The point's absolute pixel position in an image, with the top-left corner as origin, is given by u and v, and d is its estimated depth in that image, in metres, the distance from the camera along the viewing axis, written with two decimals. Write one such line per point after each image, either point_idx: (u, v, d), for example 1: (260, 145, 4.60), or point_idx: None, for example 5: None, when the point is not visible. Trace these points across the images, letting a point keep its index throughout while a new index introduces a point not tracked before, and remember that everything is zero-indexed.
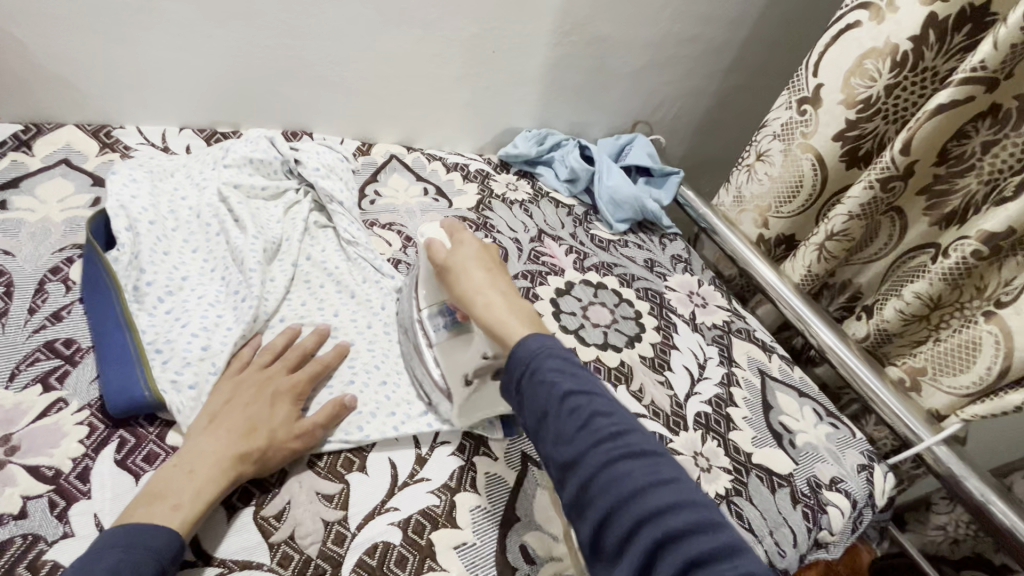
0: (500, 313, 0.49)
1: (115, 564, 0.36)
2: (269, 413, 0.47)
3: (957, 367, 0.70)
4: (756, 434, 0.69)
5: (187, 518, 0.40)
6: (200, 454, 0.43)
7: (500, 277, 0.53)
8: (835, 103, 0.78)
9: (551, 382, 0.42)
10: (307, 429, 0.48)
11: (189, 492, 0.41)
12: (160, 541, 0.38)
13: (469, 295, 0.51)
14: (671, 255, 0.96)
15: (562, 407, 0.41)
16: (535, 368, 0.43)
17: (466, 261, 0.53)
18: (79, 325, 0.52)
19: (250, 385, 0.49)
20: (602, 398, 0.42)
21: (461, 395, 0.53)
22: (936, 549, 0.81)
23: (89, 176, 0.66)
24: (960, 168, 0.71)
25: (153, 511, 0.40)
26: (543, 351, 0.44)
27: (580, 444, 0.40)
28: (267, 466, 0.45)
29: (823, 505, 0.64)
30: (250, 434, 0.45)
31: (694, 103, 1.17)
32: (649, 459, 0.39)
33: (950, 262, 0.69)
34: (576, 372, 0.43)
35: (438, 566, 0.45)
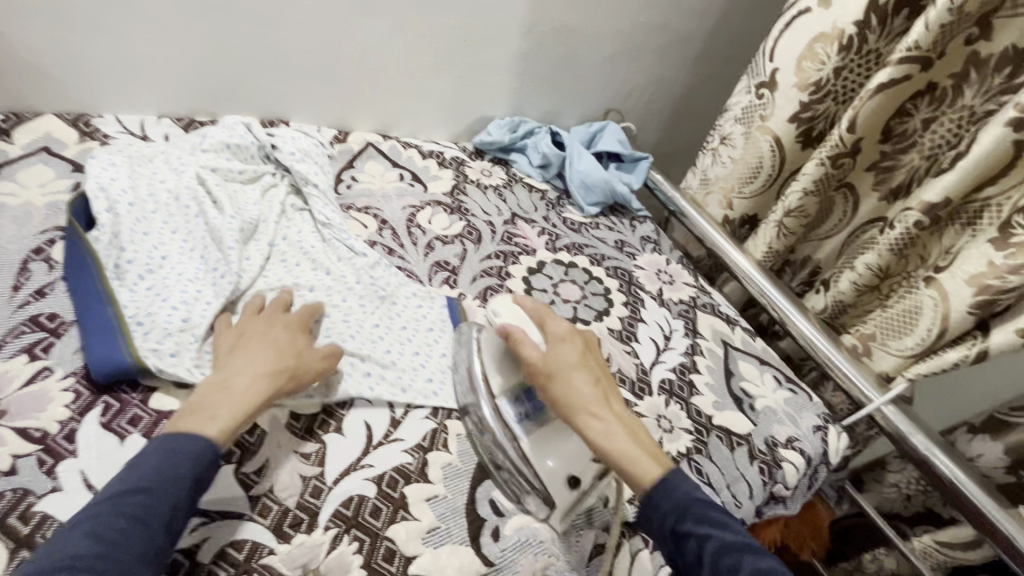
0: (623, 445, 0.50)
1: (157, 464, 0.40)
2: (284, 341, 0.52)
3: (901, 331, 0.75)
4: (717, 398, 0.73)
5: (226, 425, 0.44)
6: (230, 376, 0.47)
7: (609, 393, 0.54)
8: (789, 86, 0.82)
9: (704, 534, 0.43)
10: (328, 355, 0.53)
11: (224, 404, 0.45)
12: (199, 445, 0.42)
13: (584, 414, 0.51)
14: (641, 236, 1.00)
15: (718, 565, 0.42)
16: (682, 520, 0.45)
17: (574, 373, 0.53)
18: (62, 300, 0.54)
19: (260, 322, 0.53)
20: (765, 559, 0.42)
21: (568, 498, 0.52)
22: (891, 507, 0.86)
23: (69, 162, 0.68)
24: (903, 144, 0.76)
25: (194, 422, 0.43)
26: (687, 502, 0.46)
27: None
28: (293, 386, 0.50)
29: (778, 461, 0.69)
30: (276, 357, 0.50)
31: (664, 92, 1.21)
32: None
33: (894, 233, 0.74)
34: (728, 528, 0.44)
35: (410, 515, 0.48)
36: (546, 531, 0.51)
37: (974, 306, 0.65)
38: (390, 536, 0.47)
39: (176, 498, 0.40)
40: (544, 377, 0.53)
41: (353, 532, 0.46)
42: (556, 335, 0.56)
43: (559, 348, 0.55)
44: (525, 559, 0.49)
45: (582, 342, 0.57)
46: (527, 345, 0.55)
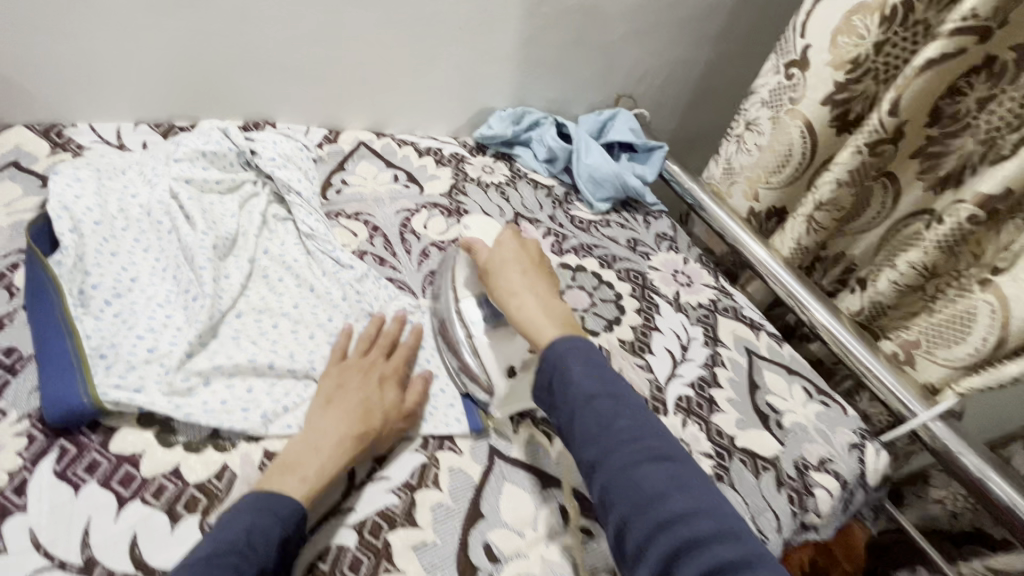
0: (532, 318, 0.51)
1: (248, 526, 0.40)
2: (380, 396, 0.50)
3: (950, 340, 0.67)
4: (740, 415, 0.67)
5: (312, 490, 0.44)
6: (322, 433, 0.47)
7: (538, 280, 0.55)
8: (823, 64, 0.73)
9: (579, 383, 0.46)
10: (411, 410, 0.52)
11: (315, 466, 0.45)
12: (289, 509, 0.42)
13: (505, 294, 0.54)
14: (656, 233, 0.92)
15: (585, 410, 0.45)
16: (564, 373, 0.47)
17: (506, 262, 0.56)
18: (21, 333, 0.50)
19: (355, 370, 0.52)
20: (624, 401, 0.46)
21: (502, 386, 0.54)
22: (934, 523, 0.79)
23: (38, 177, 0.64)
24: (955, 127, 0.66)
25: (287, 482, 0.43)
26: (574, 359, 0.48)
27: (602, 443, 0.44)
28: (379, 445, 0.49)
29: (809, 488, 0.62)
30: (366, 415, 0.48)
31: (680, 73, 1.12)
32: (669, 462, 0.43)
33: (944, 229, 0.65)
34: (600, 376, 0.47)
35: (394, 566, 0.44)
36: None
37: None
38: None
39: (265, 559, 0.39)
40: (483, 268, 0.57)
41: None
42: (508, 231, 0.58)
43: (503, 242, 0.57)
44: None
45: (525, 242, 0.58)
46: (475, 245, 0.58)
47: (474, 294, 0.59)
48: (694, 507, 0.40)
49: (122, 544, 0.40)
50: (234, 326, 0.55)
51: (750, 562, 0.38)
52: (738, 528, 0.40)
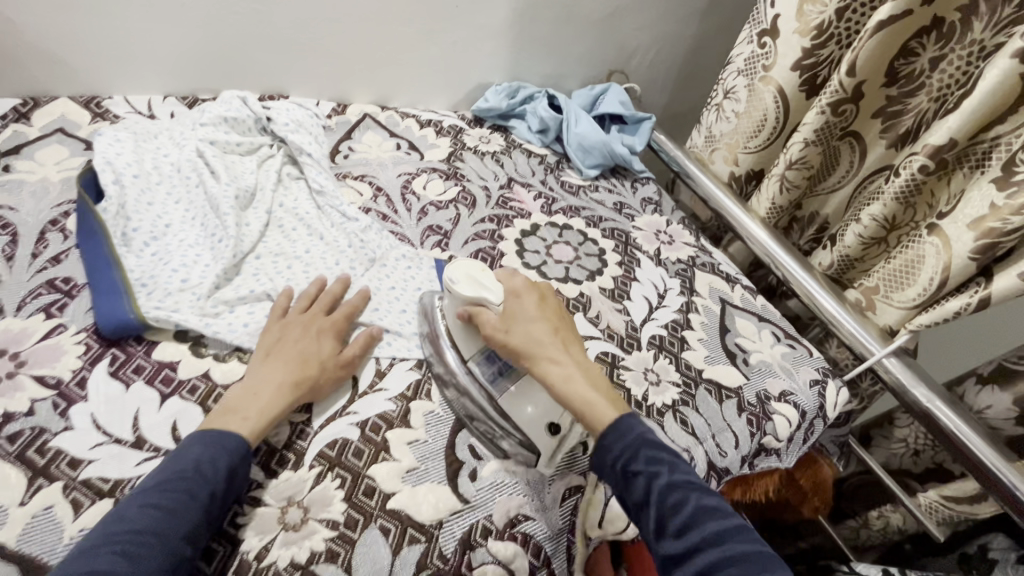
0: (583, 388, 0.51)
1: (197, 458, 0.43)
2: (317, 346, 0.54)
3: (903, 284, 0.72)
4: (709, 353, 0.73)
5: (255, 428, 0.47)
6: (261, 381, 0.50)
7: (568, 341, 0.54)
8: (791, 32, 0.78)
9: (650, 474, 0.45)
10: (349, 358, 0.55)
11: (256, 407, 0.48)
12: (232, 441, 0.45)
13: (544, 362, 0.52)
14: (641, 198, 0.98)
15: (665, 503, 0.44)
16: (632, 459, 0.46)
17: (533, 323, 0.54)
18: (75, 266, 0.58)
19: (296, 325, 0.56)
20: (705, 495, 0.45)
21: (548, 444, 0.53)
22: (900, 463, 0.83)
23: (82, 142, 0.72)
24: (911, 87, 0.72)
25: (229, 421, 0.47)
26: (636, 440, 0.47)
27: (686, 540, 0.42)
28: (318, 391, 0.53)
29: (769, 413, 0.68)
30: (304, 363, 0.52)
31: (668, 50, 1.17)
32: (762, 564, 0.41)
33: (899, 181, 0.70)
34: (675, 467, 0.46)
35: (391, 456, 0.51)
36: (523, 473, 0.54)
37: (975, 252, 0.62)
38: (372, 473, 0.50)
39: (214, 485, 0.42)
40: (499, 328, 0.54)
41: (336, 470, 0.49)
42: (516, 288, 0.56)
43: (517, 296, 0.55)
44: (501, 498, 0.52)
45: (539, 296, 0.57)
46: (482, 303, 0.55)
47: (479, 352, 0.56)
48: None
49: (165, 428, 0.48)
50: (254, 265, 0.63)
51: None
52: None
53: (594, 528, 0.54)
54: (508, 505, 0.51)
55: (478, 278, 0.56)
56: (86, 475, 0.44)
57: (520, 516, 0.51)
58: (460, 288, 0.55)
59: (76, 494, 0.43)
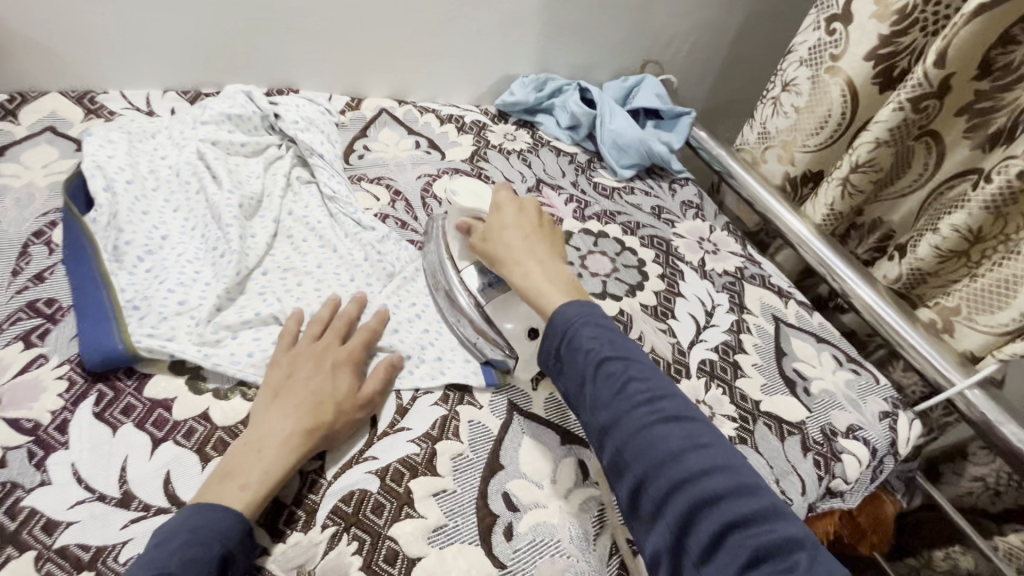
0: (538, 280, 0.51)
1: (180, 547, 0.36)
2: (332, 385, 0.47)
3: (994, 305, 0.64)
4: (766, 380, 0.65)
5: (255, 497, 0.40)
6: (266, 433, 0.43)
7: (539, 244, 0.55)
8: (868, 17, 0.70)
9: (585, 348, 0.44)
10: (368, 397, 0.48)
11: (257, 472, 0.41)
12: (226, 521, 0.38)
13: (507, 261, 0.53)
14: (681, 201, 0.90)
15: (598, 373, 0.43)
16: (573, 335, 0.45)
17: (505, 228, 0.56)
18: (60, 286, 0.52)
19: (307, 359, 0.48)
20: (638, 363, 0.44)
21: (526, 348, 0.56)
22: (972, 503, 0.74)
23: (73, 142, 0.66)
24: (1007, 80, 0.62)
25: (226, 492, 0.40)
26: (581, 318, 0.46)
27: (617, 407, 0.41)
28: (332, 438, 0.46)
29: (837, 453, 0.60)
30: (317, 409, 0.45)
31: (709, 38, 1.08)
32: (689, 423, 0.41)
33: (992, 188, 0.61)
34: (613, 338, 0.45)
35: (415, 512, 0.45)
36: (565, 529, 0.47)
37: None
38: (394, 534, 0.43)
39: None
40: (479, 236, 0.57)
41: (353, 531, 0.43)
42: (497, 201, 0.58)
43: (498, 208, 0.58)
44: (542, 561, 0.45)
45: (525, 207, 0.58)
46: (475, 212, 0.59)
47: (472, 263, 0.60)
48: (717, 462, 0.38)
49: (156, 481, 0.42)
50: (260, 283, 0.57)
51: (773, 515, 0.36)
52: (760, 483, 0.38)
53: None
54: (550, 571, 0.44)
55: (477, 193, 0.60)
56: (63, 542, 0.38)
57: None
58: (460, 199, 0.59)
59: (51, 566, 0.37)
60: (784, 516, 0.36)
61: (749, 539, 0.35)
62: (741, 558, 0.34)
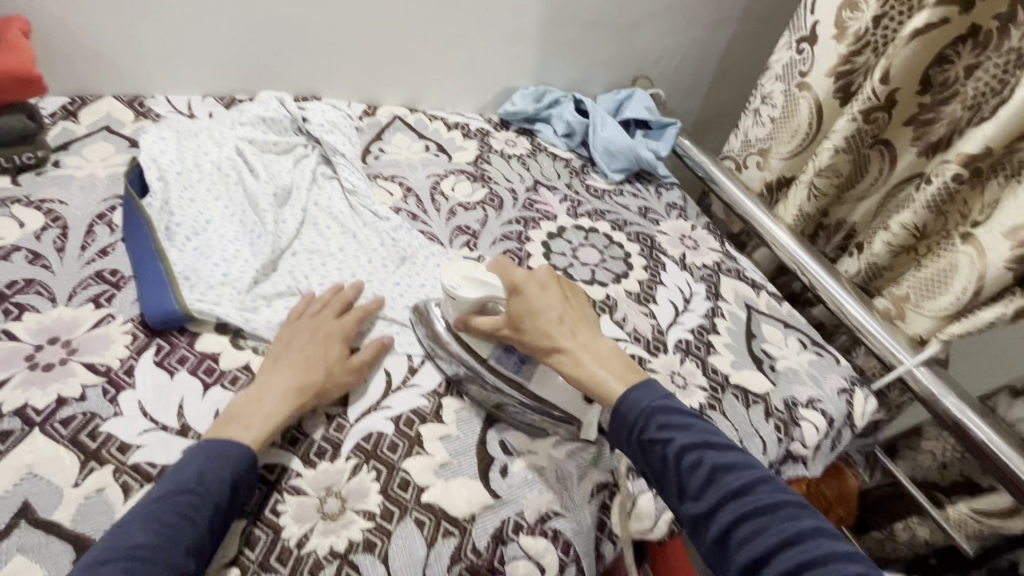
0: (598, 369, 0.52)
1: (200, 469, 0.42)
2: (323, 351, 0.53)
3: (934, 291, 0.72)
4: (736, 358, 0.73)
5: (258, 436, 0.46)
6: (268, 386, 0.49)
7: (576, 325, 0.55)
8: (828, 38, 0.79)
9: (666, 441, 0.47)
10: (358, 365, 0.54)
11: (259, 416, 0.47)
12: (235, 450, 0.44)
13: (558, 352, 0.53)
14: (666, 203, 0.98)
15: (682, 465, 0.46)
16: (648, 428, 0.48)
17: (541, 313, 0.54)
18: (121, 258, 0.60)
19: (305, 330, 0.55)
20: (719, 451, 0.46)
21: (586, 413, 0.56)
22: (926, 476, 0.82)
23: (126, 139, 0.75)
24: (945, 95, 0.71)
25: (232, 430, 0.46)
26: (652, 409, 0.49)
27: (709, 499, 0.44)
28: (326, 396, 0.52)
29: (796, 420, 0.68)
30: (310, 368, 0.51)
31: (695, 56, 1.18)
32: (784, 511, 0.43)
33: (932, 189, 0.70)
34: (689, 428, 0.47)
35: (424, 451, 0.52)
36: (552, 470, 0.54)
37: (1012, 261, 0.63)
38: (406, 467, 0.51)
39: (218, 498, 0.42)
40: (508, 323, 0.55)
41: (372, 462, 0.50)
42: (516, 283, 0.55)
43: (520, 291, 0.55)
44: (532, 494, 0.52)
45: (544, 282, 0.56)
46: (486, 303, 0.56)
47: (490, 347, 0.57)
48: (821, 552, 0.40)
49: (208, 416, 0.49)
50: (290, 262, 0.65)
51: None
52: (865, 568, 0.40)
53: None
54: (538, 501, 0.52)
55: (476, 277, 0.56)
56: (135, 460, 0.45)
57: (550, 512, 0.52)
58: (463, 292, 0.55)
59: (126, 477, 0.44)
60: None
61: None
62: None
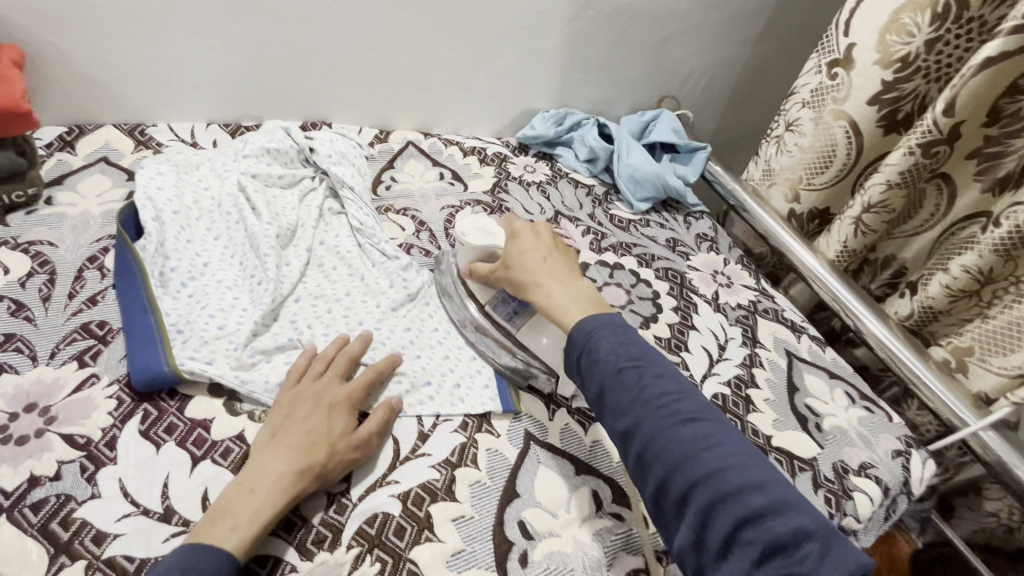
0: (563, 300, 0.53)
1: None
2: (326, 425, 0.48)
3: (1006, 348, 0.67)
4: (778, 416, 0.67)
5: (245, 537, 0.41)
6: (261, 473, 0.44)
7: (556, 263, 0.56)
8: (871, 63, 0.72)
9: (606, 358, 0.47)
10: (364, 438, 0.49)
11: (247, 512, 0.42)
12: (213, 562, 0.39)
13: (529, 283, 0.55)
14: (696, 234, 0.92)
15: (615, 382, 0.45)
16: (591, 347, 0.48)
17: (523, 253, 0.57)
18: (111, 309, 0.55)
19: (307, 398, 0.50)
20: (650, 367, 0.46)
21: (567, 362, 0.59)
22: (988, 541, 0.76)
23: (124, 172, 0.71)
24: (1015, 127, 0.64)
25: (217, 531, 0.41)
26: (597, 329, 0.48)
27: (633, 413, 0.44)
28: (326, 478, 0.46)
29: (848, 491, 0.61)
30: (310, 448, 0.46)
31: (722, 75, 1.11)
32: (702, 422, 0.43)
33: (1000, 232, 0.63)
34: (629, 348, 0.47)
35: (435, 536, 0.47)
36: (578, 558, 0.48)
37: None
38: (414, 558, 0.45)
39: None
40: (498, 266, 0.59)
41: (376, 553, 0.45)
42: (513, 229, 0.59)
43: (514, 236, 0.59)
44: None
45: (540, 231, 0.60)
46: (489, 250, 0.61)
47: (490, 295, 0.61)
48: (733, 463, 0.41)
49: (195, 497, 0.44)
50: (293, 310, 0.60)
51: (781, 510, 0.39)
52: (765, 475, 0.41)
53: None
54: None
55: (484, 228, 0.62)
56: (111, 553, 0.40)
57: None
58: (471, 239, 0.61)
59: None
60: (792, 506, 0.39)
61: (760, 534, 0.38)
62: (754, 553, 0.38)
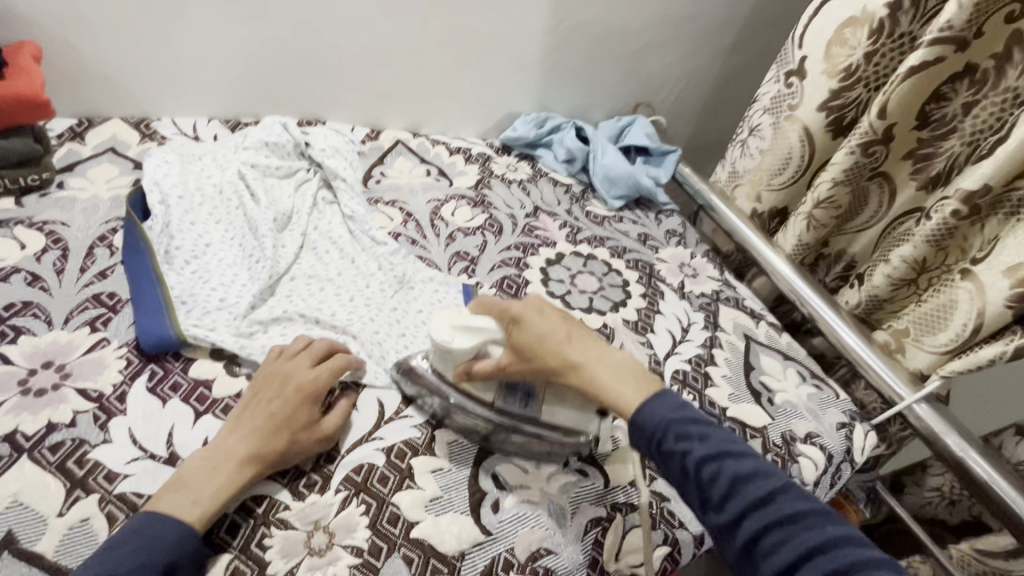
0: (612, 379, 0.50)
1: (131, 558, 0.40)
2: (291, 413, 0.49)
3: (933, 328, 0.74)
4: (733, 391, 0.73)
5: (204, 511, 0.44)
6: (225, 454, 0.47)
7: (575, 335, 0.54)
8: (819, 73, 0.80)
9: (680, 449, 0.45)
10: (328, 431, 0.51)
11: (209, 488, 0.45)
12: (174, 531, 0.42)
13: (571, 368, 0.52)
14: (666, 230, 0.99)
15: (700, 476, 0.44)
16: (664, 438, 0.46)
17: (547, 338, 0.52)
18: (120, 281, 0.60)
19: (275, 383, 0.51)
20: (740, 457, 0.45)
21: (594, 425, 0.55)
22: (929, 511, 0.83)
23: (130, 162, 0.76)
24: (943, 131, 0.72)
25: (179, 502, 0.44)
26: (668, 420, 0.46)
27: (730, 509, 0.42)
28: (285, 463, 0.49)
29: (794, 455, 0.68)
30: (273, 435, 0.48)
31: (694, 84, 1.19)
32: (810, 519, 0.41)
33: (931, 225, 0.70)
34: (705, 436, 0.45)
35: (415, 484, 0.52)
36: (544, 505, 0.53)
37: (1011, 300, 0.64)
38: (395, 501, 0.50)
39: None
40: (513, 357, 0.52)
41: (361, 496, 0.50)
42: (513, 313, 0.53)
43: (521, 322, 0.53)
44: (523, 531, 0.51)
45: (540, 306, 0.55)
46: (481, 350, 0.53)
47: (494, 391, 0.54)
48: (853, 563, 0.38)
49: (197, 445, 0.49)
50: (288, 287, 0.65)
51: None
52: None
53: (611, 561, 0.53)
54: (529, 539, 0.51)
55: (465, 323, 0.53)
56: (122, 489, 0.45)
57: (541, 550, 0.51)
58: (456, 343, 0.52)
59: (111, 507, 0.44)
60: None
61: None
62: None
